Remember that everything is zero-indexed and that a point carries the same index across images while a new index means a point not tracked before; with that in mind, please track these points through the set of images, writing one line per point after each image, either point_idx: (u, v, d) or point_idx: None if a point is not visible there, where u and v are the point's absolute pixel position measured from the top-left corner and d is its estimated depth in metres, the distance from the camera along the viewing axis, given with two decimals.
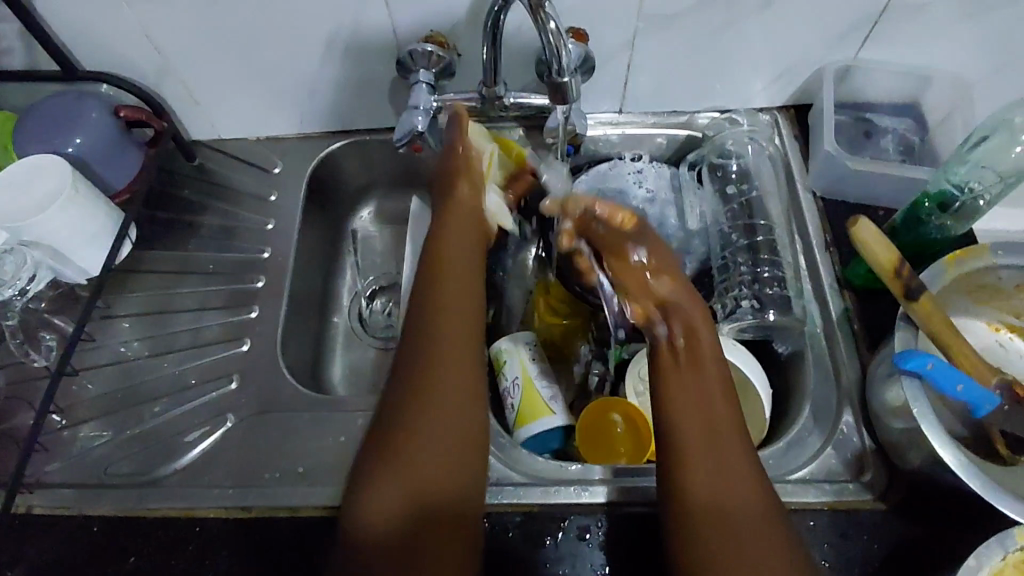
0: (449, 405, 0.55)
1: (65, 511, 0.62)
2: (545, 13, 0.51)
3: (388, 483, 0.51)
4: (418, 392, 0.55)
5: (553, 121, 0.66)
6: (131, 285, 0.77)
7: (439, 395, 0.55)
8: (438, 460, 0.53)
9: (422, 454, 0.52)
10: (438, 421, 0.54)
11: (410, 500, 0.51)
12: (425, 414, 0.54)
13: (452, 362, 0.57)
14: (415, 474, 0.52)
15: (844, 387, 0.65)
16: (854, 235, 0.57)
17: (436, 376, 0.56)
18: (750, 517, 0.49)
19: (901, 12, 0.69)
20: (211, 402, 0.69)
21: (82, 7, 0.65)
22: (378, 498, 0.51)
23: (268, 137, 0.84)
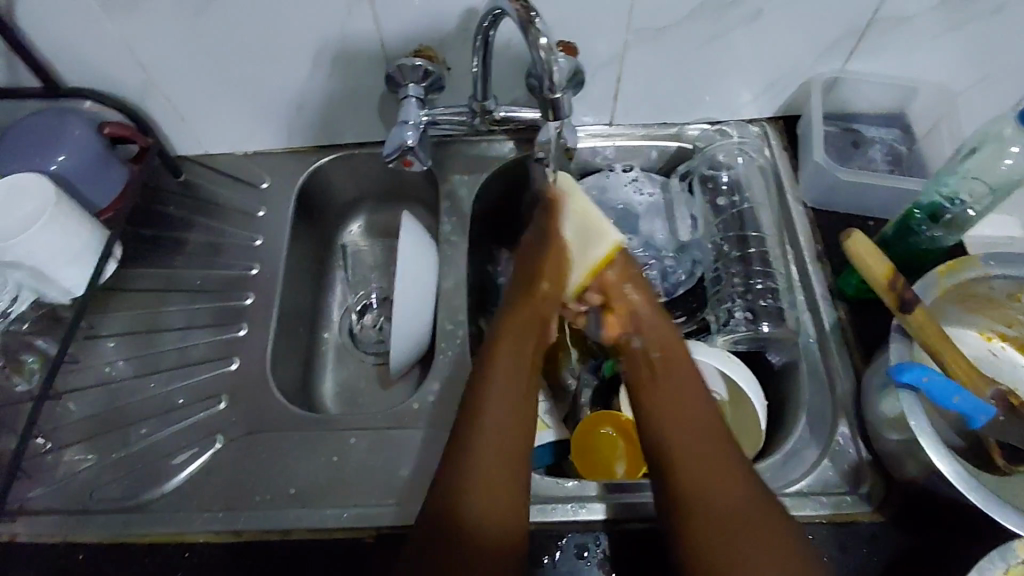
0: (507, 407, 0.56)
1: (50, 538, 0.60)
2: (537, 30, 0.50)
3: (474, 482, 0.52)
4: (491, 403, 0.56)
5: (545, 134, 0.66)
6: (117, 304, 0.76)
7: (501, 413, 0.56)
8: (513, 464, 0.54)
9: (498, 458, 0.53)
10: (512, 430, 0.56)
11: (481, 492, 0.51)
12: (493, 414, 0.56)
13: (516, 377, 0.59)
14: (509, 478, 0.53)
15: (839, 398, 0.65)
16: (849, 248, 0.58)
17: (507, 387, 0.58)
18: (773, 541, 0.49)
19: (886, 23, 0.70)
20: (199, 423, 0.68)
21: (64, 24, 0.64)
22: (467, 494, 0.51)
23: (255, 151, 0.83)
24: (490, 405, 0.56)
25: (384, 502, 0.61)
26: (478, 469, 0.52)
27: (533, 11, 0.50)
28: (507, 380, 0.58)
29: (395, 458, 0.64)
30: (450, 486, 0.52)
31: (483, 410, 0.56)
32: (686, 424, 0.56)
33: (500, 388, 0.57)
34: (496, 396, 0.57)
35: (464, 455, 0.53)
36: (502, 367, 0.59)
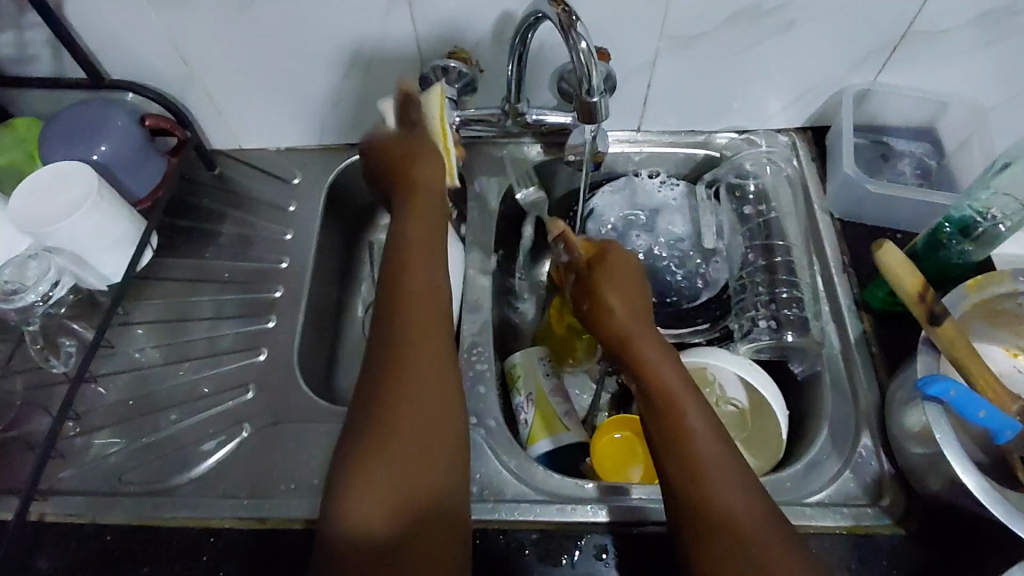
0: (423, 382, 0.53)
1: (79, 519, 0.62)
2: (577, 34, 0.51)
3: (382, 477, 0.48)
4: (395, 396, 0.52)
5: (582, 137, 0.66)
6: (150, 293, 0.77)
7: (410, 408, 0.51)
8: (420, 438, 0.50)
9: (404, 452, 0.49)
10: (423, 422, 0.51)
11: (400, 484, 0.48)
12: (396, 407, 0.51)
13: (427, 356, 0.54)
14: (418, 463, 0.49)
15: (862, 410, 0.65)
16: (880, 257, 0.58)
17: (412, 380, 0.53)
18: (730, 476, 0.51)
19: (919, 38, 0.70)
20: (225, 411, 0.69)
21: (112, 18, 0.66)
22: (390, 484, 0.48)
23: (288, 148, 0.85)
24: (403, 382, 0.52)
25: None
26: (382, 470, 0.48)
27: (575, 15, 0.50)
28: (419, 343, 0.55)
29: None
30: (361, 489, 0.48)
31: (389, 412, 0.51)
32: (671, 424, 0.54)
33: (417, 379, 0.53)
34: (403, 384, 0.52)
35: (371, 455, 0.49)
36: (407, 350, 0.54)
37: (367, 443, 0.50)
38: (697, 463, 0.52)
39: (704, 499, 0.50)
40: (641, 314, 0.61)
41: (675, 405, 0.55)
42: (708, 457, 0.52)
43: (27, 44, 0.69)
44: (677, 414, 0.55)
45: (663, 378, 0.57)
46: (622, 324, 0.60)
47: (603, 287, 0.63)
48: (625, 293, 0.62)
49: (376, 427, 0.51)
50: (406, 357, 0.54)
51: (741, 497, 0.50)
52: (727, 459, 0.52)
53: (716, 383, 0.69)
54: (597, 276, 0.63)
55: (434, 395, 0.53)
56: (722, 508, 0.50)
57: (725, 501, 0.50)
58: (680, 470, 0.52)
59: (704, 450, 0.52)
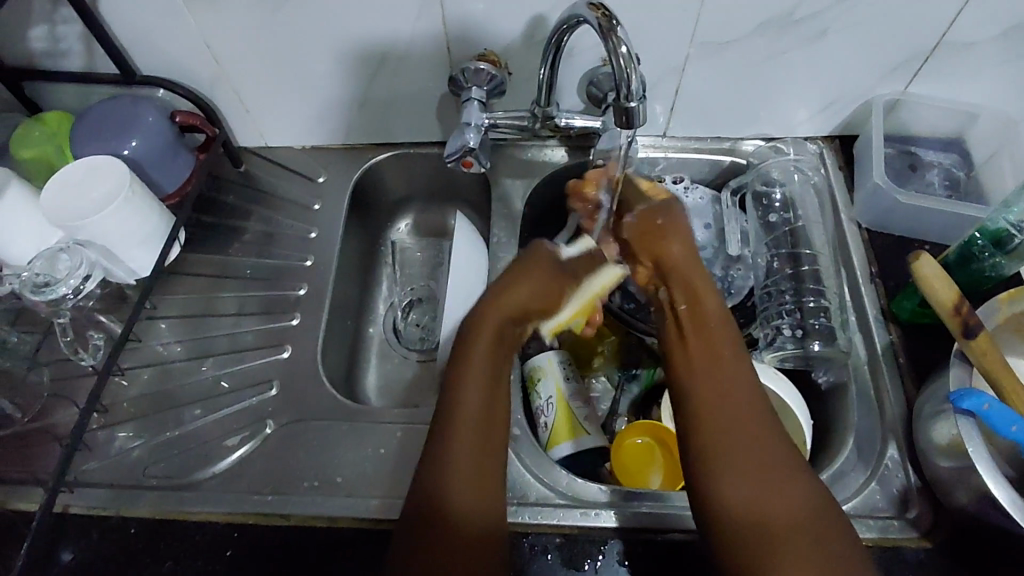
0: (490, 390, 0.56)
1: (103, 511, 0.62)
2: (618, 38, 0.51)
3: (457, 475, 0.51)
4: (465, 391, 0.55)
5: (614, 143, 0.66)
6: (174, 288, 0.78)
7: (473, 409, 0.54)
8: (484, 439, 0.53)
9: (471, 453, 0.52)
10: (477, 426, 0.54)
11: (467, 477, 0.51)
12: (463, 410, 0.54)
13: (491, 373, 0.56)
14: (484, 462, 0.53)
15: (889, 421, 0.65)
16: (915, 271, 0.57)
17: (479, 383, 0.55)
18: (756, 455, 0.50)
19: (952, 48, 0.70)
20: (249, 407, 0.69)
21: (147, 15, 0.67)
22: (451, 477, 0.51)
23: (313, 146, 0.85)
24: (469, 385, 0.55)
25: None
26: (462, 466, 0.52)
27: (615, 19, 0.50)
28: (496, 346, 0.58)
29: None
30: (433, 480, 0.51)
31: (453, 417, 0.54)
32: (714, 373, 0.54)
33: (476, 392, 0.55)
34: (467, 392, 0.55)
35: (439, 454, 0.52)
36: (477, 365, 0.56)
37: (439, 441, 0.53)
38: (722, 438, 0.51)
39: (726, 452, 0.50)
40: (695, 259, 0.61)
41: (722, 362, 0.55)
42: (754, 417, 0.52)
43: (60, 38, 0.69)
44: (724, 365, 0.55)
45: (724, 340, 0.56)
46: (682, 269, 0.60)
47: (659, 248, 0.61)
48: (682, 244, 0.61)
49: (444, 429, 0.53)
50: (472, 376, 0.56)
51: (768, 477, 0.49)
52: (761, 446, 0.50)
53: None
54: (658, 215, 0.63)
55: (490, 396, 0.55)
56: (736, 486, 0.49)
57: (740, 480, 0.49)
58: (714, 427, 0.52)
59: (749, 409, 0.52)
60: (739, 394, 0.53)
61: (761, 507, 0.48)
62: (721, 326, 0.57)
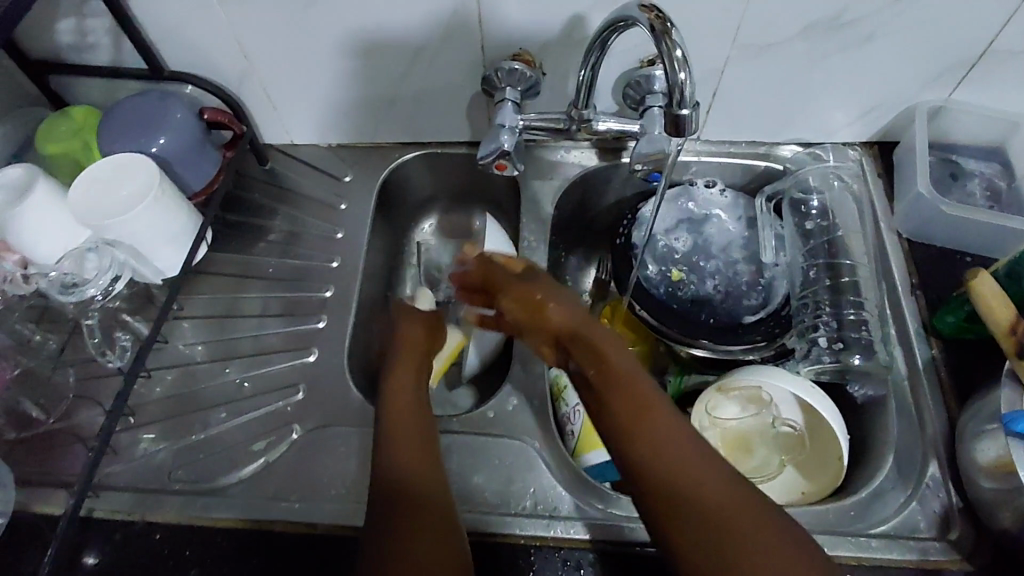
0: (411, 400, 0.58)
1: (128, 516, 0.61)
2: (672, 40, 0.49)
3: (410, 468, 0.51)
4: (392, 408, 0.57)
5: (664, 147, 0.62)
6: (199, 288, 0.77)
7: (404, 416, 0.56)
8: (425, 439, 0.55)
9: (408, 446, 0.53)
10: (416, 437, 0.54)
11: (407, 472, 0.51)
12: (394, 421, 0.55)
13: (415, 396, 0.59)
14: (421, 453, 0.53)
15: (930, 438, 0.63)
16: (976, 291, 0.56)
17: (404, 403, 0.57)
18: (683, 467, 0.47)
19: (1003, 55, 0.67)
20: (275, 411, 0.68)
21: (178, 9, 0.65)
22: (399, 467, 0.51)
23: (339, 145, 0.84)
24: (399, 399, 0.57)
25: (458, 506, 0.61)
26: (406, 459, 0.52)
27: (671, 22, 0.49)
28: (402, 384, 0.59)
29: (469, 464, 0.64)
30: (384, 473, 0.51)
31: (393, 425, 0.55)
32: (624, 402, 0.50)
33: (402, 405, 0.57)
34: (401, 401, 0.57)
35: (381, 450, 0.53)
36: (394, 391, 0.58)
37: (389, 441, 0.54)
38: (655, 458, 0.47)
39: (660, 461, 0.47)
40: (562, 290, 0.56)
41: (631, 386, 0.51)
42: (673, 434, 0.48)
43: (89, 33, 0.68)
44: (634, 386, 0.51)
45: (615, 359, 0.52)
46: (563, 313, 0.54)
47: (542, 308, 0.54)
48: (552, 288, 0.56)
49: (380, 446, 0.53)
50: (399, 405, 0.57)
51: (695, 483, 0.46)
52: (686, 453, 0.47)
53: (772, 403, 0.68)
54: (532, 270, 0.59)
55: (415, 405, 0.58)
56: (676, 497, 0.46)
57: (677, 491, 0.46)
58: (639, 444, 0.48)
59: (666, 426, 0.49)
60: (653, 406, 0.50)
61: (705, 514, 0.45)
62: (618, 357, 0.52)
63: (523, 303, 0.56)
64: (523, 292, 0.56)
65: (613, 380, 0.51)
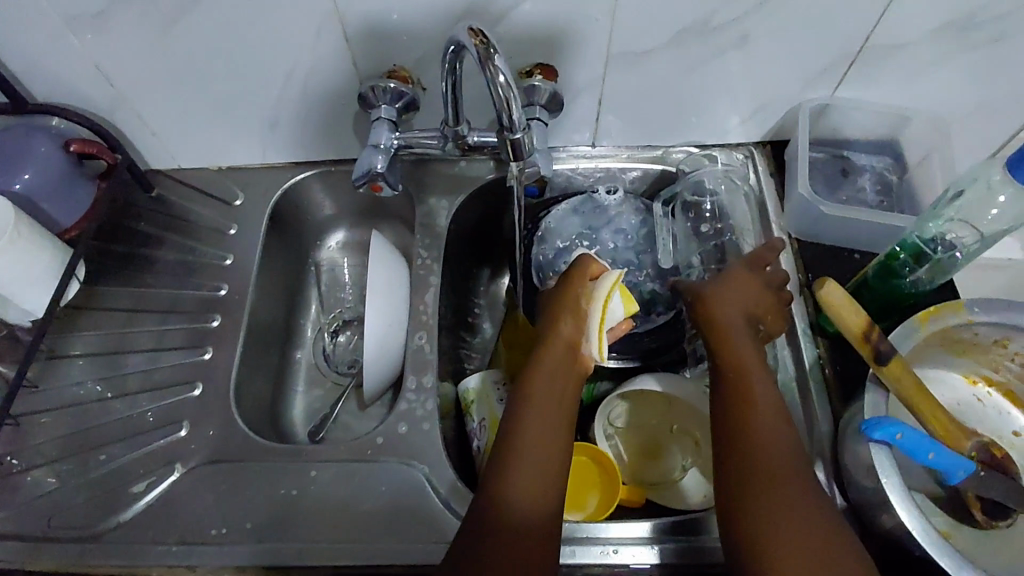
0: (556, 392, 0.57)
1: (2, 567, 0.59)
2: (495, 66, 0.50)
3: (530, 493, 0.52)
4: (530, 402, 0.56)
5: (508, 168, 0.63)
6: (83, 324, 0.74)
7: (545, 408, 0.56)
8: (554, 443, 0.54)
9: (535, 451, 0.53)
10: (554, 438, 0.55)
11: (532, 486, 0.52)
12: (535, 432, 0.54)
13: (563, 397, 0.57)
14: (550, 465, 0.53)
15: (816, 441, 0.63)
16: (822, 298, 0.56)
17: (547, 391, 0.57)
18: (798, 517, 0.49)
19: (878, 51, 0.67)
20: (160, 449, 0.66)
21: (29, 40, 0.63)
22: (516, 488, 0.52)
23: (229, 167, 0.81)
24: (538, 382, 0.57)
25: (344, 538, 0.60)
26: (527, 467, 0.53)
27: (493, 47, 0.49)
28: (551, 373, 0.58)
29: (357, 493, 0.62)
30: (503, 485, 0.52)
31: (522, 439, 0.54)
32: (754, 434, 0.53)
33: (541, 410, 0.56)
34: (536, 392, 0.57)
35: (505, 459, 0.53)
36: (543, 380, 0.57)
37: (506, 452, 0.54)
38: (766, 486, 0.50)
39: (764, 502, 0.50)
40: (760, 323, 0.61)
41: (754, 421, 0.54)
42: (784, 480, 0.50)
43: None
44: (761, 428, 0.53)
45: (747, 360, 0.57)
46: (727, 340, 0.58)
47: (713, 325, 0.60)
48: (755, 311, 0.61)
49: (504, 448, 0.54)
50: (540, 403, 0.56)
51: (781, 515, 0.49)
52: (805, 498, 0.49)
53: (680, 411, 0.71)
54: (731, 290, 0.61)
55: (562, 398, 0.57)
56: (769, 536, 0.48)
57: (769, 534, 0.48)
58: (747, 481, 0.51)
59: (777, 466, 0.51)
60: (786, 459, 0.51)
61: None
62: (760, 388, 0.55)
63: (700, 314, 0.61)
64: (707, 307, 0.61)
65: (738, 393, 0.55)
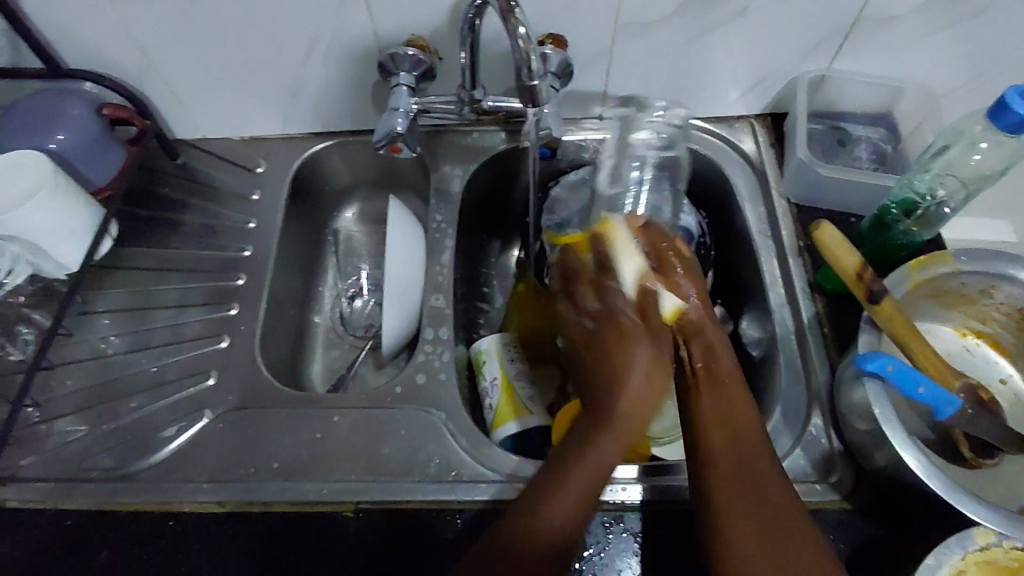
0: (630, 427, 0.57)
1: (38, 505, 0.62)
2: (515, 20, 0.55)
3: (560, 516, 0.52)
4: (596, 438, 0.56)
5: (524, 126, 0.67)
6: (111, 282, 0.77)
7: (605, 445, 0.55)
8: (602, 475, 0.55)
9: (584, 474, 0.54)
10: (593, 469, 0.55)
11: (570, 521, 0.52)
12: (594, 460, 0.55)
13: (638, 423, 0.57)
14: (580, 497, 0.54)
15: (814, 389, 0.66)
16: (820, 241, 0.60)
17: (630, 413, 0.57)
18: (755, 466, 0.54)
19: (873, 23, 0.71)
20: (188, 397, 0.70)
21: (66, 9, 0.66)
22: (557, 517, 0.52)
23: (251, 137, 0.85)
24: (624, 411, 0.56)
25: (366, 478, 0.63)
26: (565, 496, 0.53)
27: (513, 2, 0.54)
28: (645, 397, 0.57)
29: (378, 437, 0.65)
30: (537, 507, 0.53)
31: (567, 472, 0.54)
32: (719, 403, 0.59)
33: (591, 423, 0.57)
34: (608, 425, 0.56)
35: (552, 486, 0.54)
36: (625, 410, 0.56)
37: (555, 475, 0.55)
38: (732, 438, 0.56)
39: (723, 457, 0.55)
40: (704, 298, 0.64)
41: (719, 385, 0.60)
42: (738, 439, 0.56)
43: None
44: (723, 394, 0.60)
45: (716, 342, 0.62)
46: (688, 311, 0.62)
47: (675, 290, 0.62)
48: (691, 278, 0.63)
49: (563, 479, 0.54)
50: (614, 420, 0.56)
51: (746, 464, 0.54)
52: (758, 449, 0.55)
53: None
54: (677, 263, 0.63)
55: (633, 433, 0.57)
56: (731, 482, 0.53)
57: (726, 478, 0.53)
58: (711, 440, 0.56)
59: (739, 429, 0.57)
60: (737, 407, 0.58)
61: (750, 512, 0.51)
62: (721, 350, 0.62)
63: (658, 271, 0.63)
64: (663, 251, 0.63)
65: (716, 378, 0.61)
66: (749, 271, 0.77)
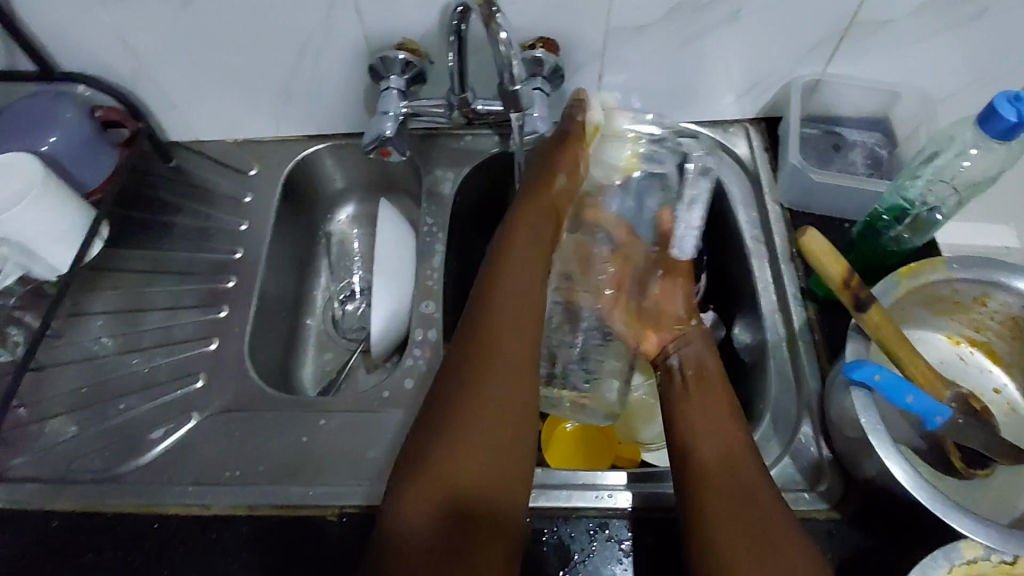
0: (518, 348, 0.60)
1: (25, 505, 0.62)
2: (497, 24, 0.55)
3: (464, 462, 0.53)
4: (491, 371, 0.58)
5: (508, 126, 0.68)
6: (104, 284, 0.78)
7: (502, 362, 0.58)
8: (503, 414, 0.56)
9: (479, 419, 0.55)
10: (489, 410, 0.56)
11: (482, 478, 0.53)
12: (495, 397, 0.57)
13: (526, 349, 0.60)
14: (496, 446, 0.55)
15: (805, 397, 0.66)
16: (805, 246, 0.58)
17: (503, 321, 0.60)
18: (744, 476, 0.54)
19: (868, 27, 0.70)
20: (177, 399, 0.70)
21: (59, 13, 0.67)
22: (467, 474, 0.53)
23: (245, 140, 0.85)
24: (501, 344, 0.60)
25: (350, 482, 0.63)
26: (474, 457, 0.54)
27: (495, 7, 0.54)
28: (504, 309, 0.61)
29: (364, 440, 0.65)
30: (450, 475, 0.53)
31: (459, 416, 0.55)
32: (702, 412, 0.60)
33: (507, 379, 0.58)
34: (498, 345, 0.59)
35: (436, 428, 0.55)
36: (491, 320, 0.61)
37: (449, 423, 0.55)
38: (725, 454, 0.56)
39: (708, 468, 0.55)
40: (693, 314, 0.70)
41: (704, 396, 0.62)
42: (715, 440, 0.58)
43: None
44: (704, 408, 0.61)
45: (707, 364, 0.65)
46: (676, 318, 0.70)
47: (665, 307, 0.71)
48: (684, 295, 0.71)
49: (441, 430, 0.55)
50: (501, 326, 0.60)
51: (732, 471, 0.55)
52: (745, 458, 0.56)
53: None
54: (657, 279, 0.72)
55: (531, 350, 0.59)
56: (722, 493, 0.53)
57: (717, 490, 0.53)
58: (690, 449, 0.58)
59: (723, 441, 0.57)
60: (722, 411, 0.60)
61: (735, 518, 0.51)
62: (709, 363, 0.65)
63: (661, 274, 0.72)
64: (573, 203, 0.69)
65: (709, 389, 0.62)
66: (741, 277, 0.76)
